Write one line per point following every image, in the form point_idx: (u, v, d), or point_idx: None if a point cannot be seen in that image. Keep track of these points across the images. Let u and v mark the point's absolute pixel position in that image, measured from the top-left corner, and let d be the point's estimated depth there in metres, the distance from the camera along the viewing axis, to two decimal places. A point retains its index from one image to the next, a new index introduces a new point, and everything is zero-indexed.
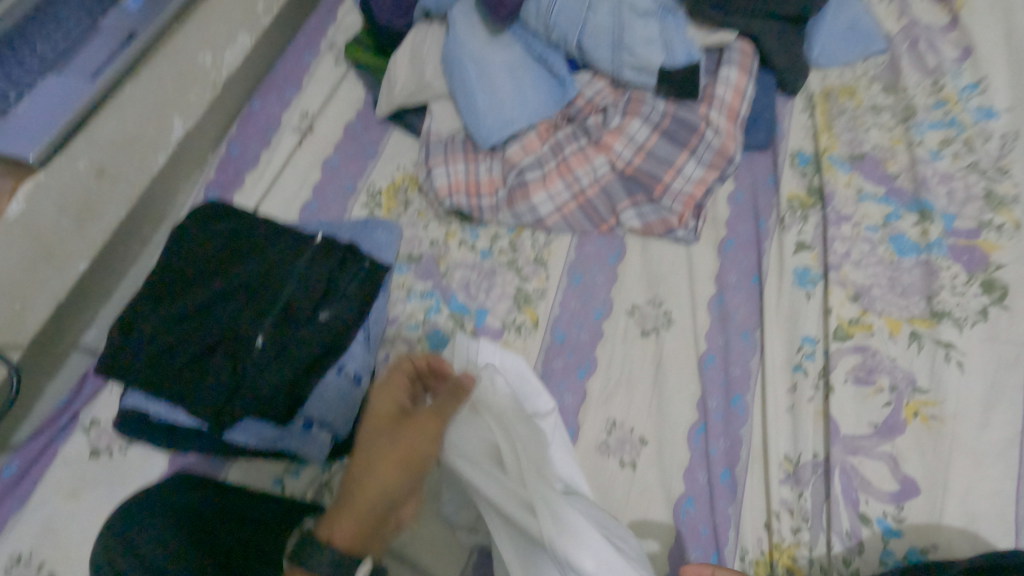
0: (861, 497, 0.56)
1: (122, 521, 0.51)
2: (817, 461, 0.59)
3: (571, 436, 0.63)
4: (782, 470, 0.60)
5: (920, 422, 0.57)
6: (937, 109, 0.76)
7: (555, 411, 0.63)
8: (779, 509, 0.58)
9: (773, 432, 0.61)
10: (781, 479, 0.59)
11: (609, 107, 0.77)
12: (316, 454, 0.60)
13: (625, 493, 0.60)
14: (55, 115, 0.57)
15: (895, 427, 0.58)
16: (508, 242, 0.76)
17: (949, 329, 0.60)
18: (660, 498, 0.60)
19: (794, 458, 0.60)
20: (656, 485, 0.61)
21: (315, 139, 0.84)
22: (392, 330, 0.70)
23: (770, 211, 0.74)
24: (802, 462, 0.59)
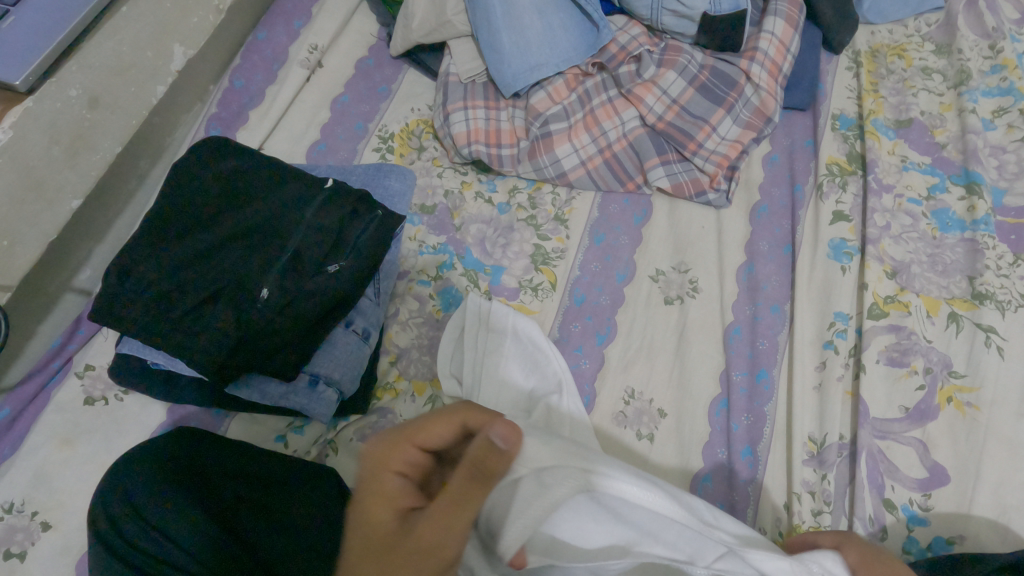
0: (887, 483, 0.53)
1: (135, 479, 0.50)
2: (842, 444, 0.56)
3: (586, 405, 0.60)
4: (805, 450, 0.56)
5: (954, 409, 0.55)
6: (992, 76, 0.71)
7: (565, 377, 0.60)
8: (800, 491, 0.55)
9: (799, 411, 0.58)
10: (804, 460, 0.56)
11: (643, 53, 0.71)
12: (323, 413, 0.58)
13: (640, 467, 0.58)
14: (45, 34, 0.52)
15: (927, 412, 0.55)
16: (527, 198, 0.72)
17: (992, 312, 0.58)
18: (677, 473, 0.57)
19: (819, 439, 0.57)
20: (674, 461, 0.58)
21: (324, 76, 0.79)
22: (403, 285, 0.68)
23: (806, 176, 0.70)
24: (827, 443, 0.56)
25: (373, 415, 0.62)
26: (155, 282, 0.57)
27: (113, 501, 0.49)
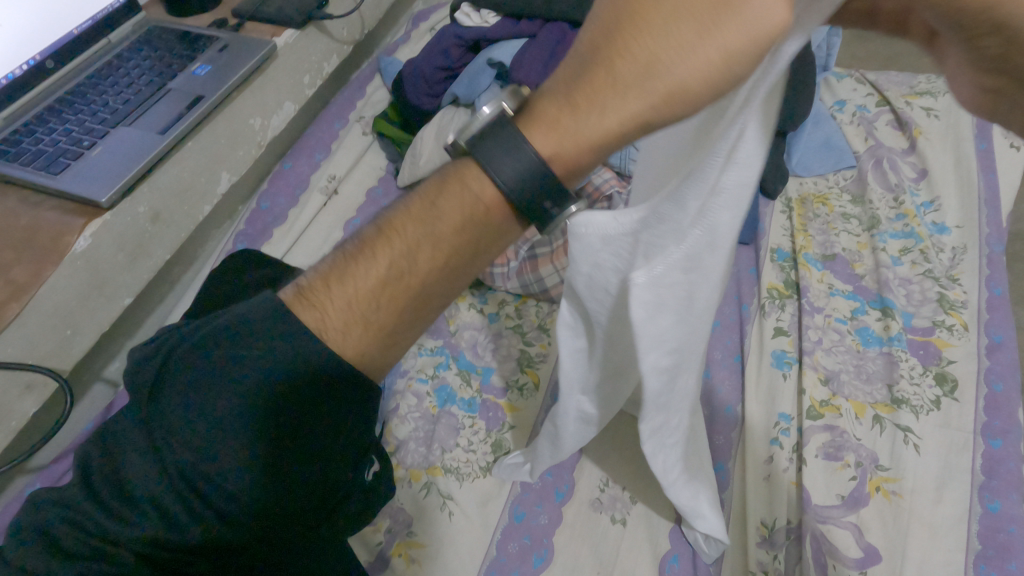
0: (830, 561, 0.61)
1: None
2: (790, 527, 0.64)
3: (567, 492, 0.69)
4: (758, 534, 0.64)
5: (882, 496, 0.64)
6: (898, 221, 0.86)
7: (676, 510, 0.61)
8: (755, 569, 0.62)
9: (753, 499, 0.66)
10: (758, 542, 0.63)
11: (613, 194, 0.84)
12: None
13: (615, 546, 0.65)
14: (125, 162, 0.63)
15: (859, 499, 0.64)
16: (513, 309, 0.83)
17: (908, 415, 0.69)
18: (648, 553, 0.65)
19: (769, 523, 0.64)
20: (644, 543, 0.66)
21: (339, 201, 0.92)
22: (404, 382, 0.76)
23: (751, 298, 0.82)
24: (777, 527, 0.64)
25: None
26: None
27: (114, 461, 0.37)
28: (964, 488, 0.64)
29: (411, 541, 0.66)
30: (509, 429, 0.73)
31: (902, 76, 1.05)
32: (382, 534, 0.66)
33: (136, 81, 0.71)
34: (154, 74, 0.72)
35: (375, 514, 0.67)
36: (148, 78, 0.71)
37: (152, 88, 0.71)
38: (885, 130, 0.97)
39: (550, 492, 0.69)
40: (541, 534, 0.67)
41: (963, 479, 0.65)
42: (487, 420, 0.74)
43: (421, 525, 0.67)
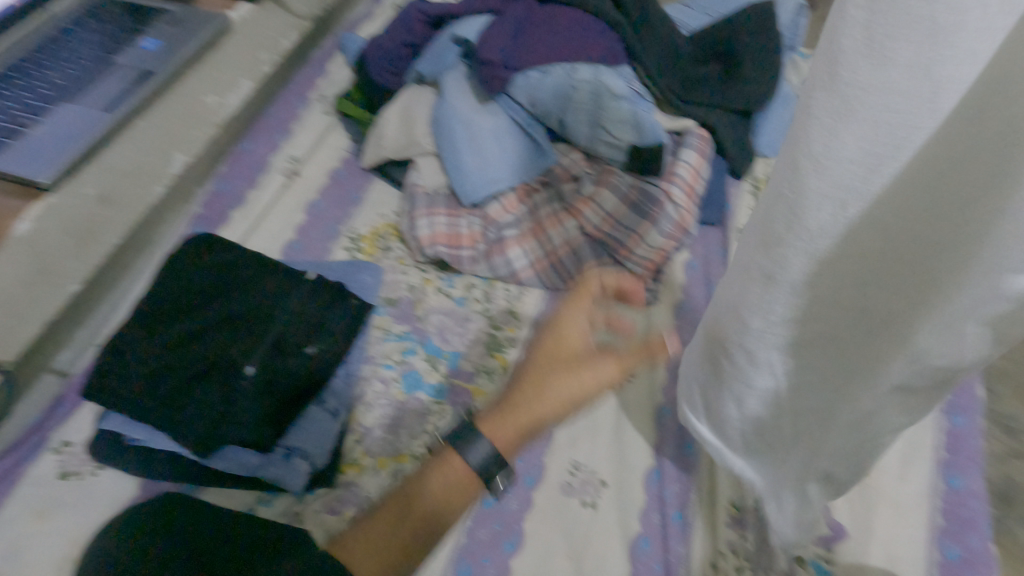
0: None
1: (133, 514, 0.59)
2: (758, 507, 0.64)
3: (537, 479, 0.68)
4: (727, 514, 0.65)
5: None
6: None
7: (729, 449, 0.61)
8: (724, 549, 0.62)
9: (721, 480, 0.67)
10: (727, 522, 0.64)
11: (583, 175, 0.83)
12: (296, 483, 0.61)
13: (585, 531, 0.65)
14: (70, 140, 0.60)
15: None
16: (482, 292, 0.81)
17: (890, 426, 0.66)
18: (618, 536, 0.64)
19: (739, 503, 0.65)
20: (615, 526, 0.65)
21: (301, 184, 0.89)
22: (369, 369, 0.74)
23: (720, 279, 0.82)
24: (745, 507, 0.65)
25: (340, 488, 0.67)
26: (146, 359, 0.62)
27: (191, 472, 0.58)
28: (926, 465, 0.65)
29: None
30: (478, 414, 0.72)
31: None
32: (350, 524, 0.65)
33: (82, 54, 0.67)
34: (99, 48, 0.69)
35: (342, 504, 0.66)
36: (93, 52, 0.68)
37: (97, 63, 0.67)
38: None
39: (520, 477, 0.68)
40: (513, 520, 0.66)
41: (925, 456, 0.66)
42: (455, 405, 0.73)
43: (390, 513, 0.66)
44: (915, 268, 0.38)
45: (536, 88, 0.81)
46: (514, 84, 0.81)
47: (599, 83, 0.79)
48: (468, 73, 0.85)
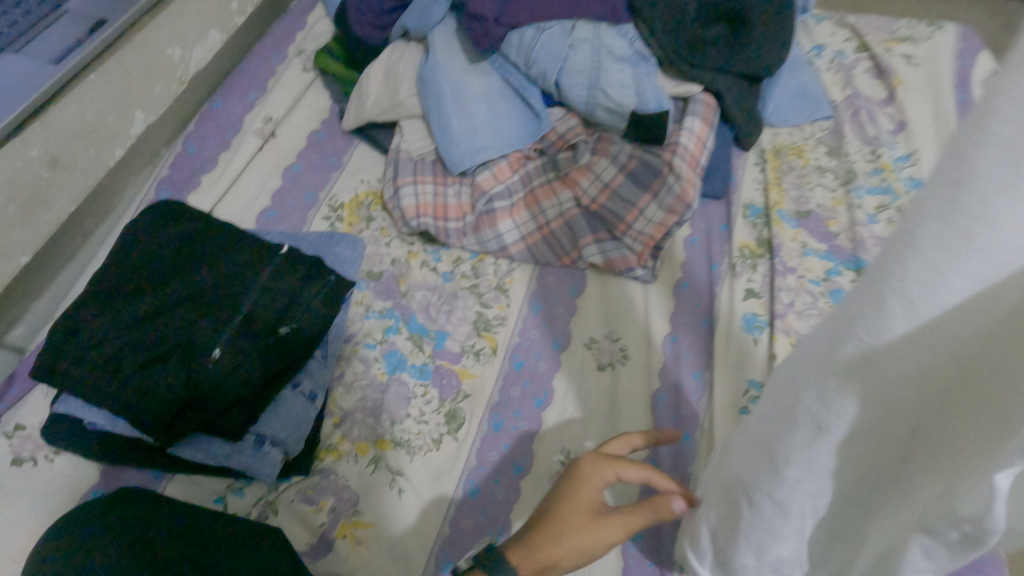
0: None
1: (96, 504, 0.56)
2: None
3: (524, 467, 0.64)
4: None
5: None
6: (875, 176, 0.81)
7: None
8: None
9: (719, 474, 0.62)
10: None
11: (579, 142, 0.77)
12: (267, 473, 0.57)
13: None
14: (11, 96, 0.53)
15: None
16: (470, 267, 0.76)
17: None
18: None
19: None
20: None
21: (276, 145, 0.83)
22: (350, 347, 0.70)
23: (722, 257, 0.77)
24: None
25: (316, 476, 0.63)
26: (104, 340, 0.56)
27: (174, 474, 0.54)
28: None
29: (357, 520, 0.61)
30: (464, 398, 0.68)
31: (883, 20, 0.99)
32: (326, 514, 0.61)
33: None
34: None
35: (318, 493, 0.62)
36: None
37: (44, 8, 0.60)
38: (863, 79, 0.92)
39: (507, 465, 0.65)
40: (498, 510, 0.63)
41: None
42: (440, 388, 0.69)
43: (368, 502, 0.62)
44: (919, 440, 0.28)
45: (530, 45, 0.74)
46: (507, 42, 0.75)
47: (598, 43, 0.74)
48: (456, 28, 0.78)
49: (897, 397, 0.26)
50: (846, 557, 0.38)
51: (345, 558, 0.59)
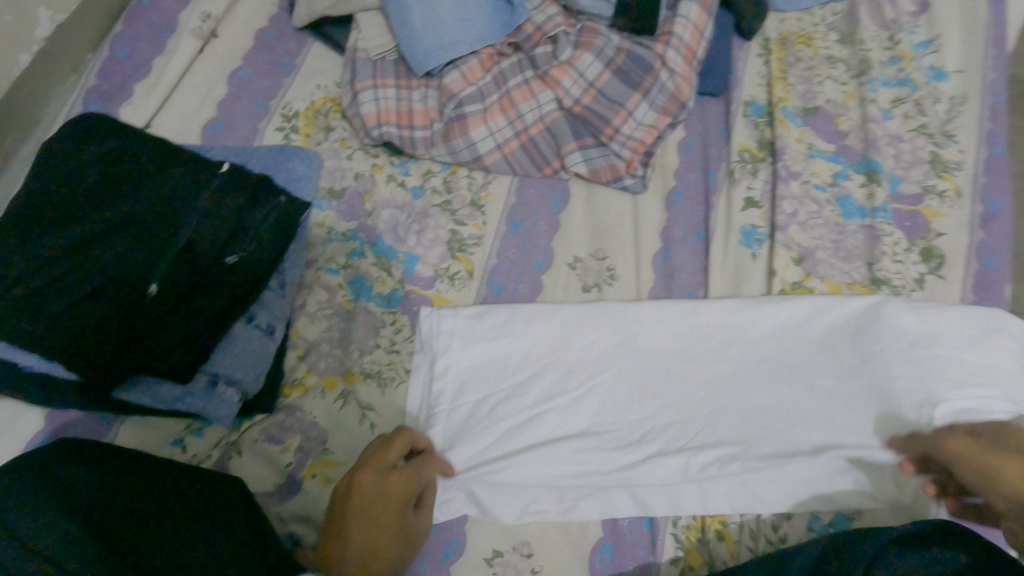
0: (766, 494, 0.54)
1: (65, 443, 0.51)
2: (767, 449, 0.55)
3: (495, 402, 0.58)
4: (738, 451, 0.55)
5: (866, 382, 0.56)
6: (891, 66, 0.73)
7: (476, 392, 0.59)
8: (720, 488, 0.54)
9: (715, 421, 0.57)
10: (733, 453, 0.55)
11: (559, 35, 0.67)
12: (224, 415, 0.53)
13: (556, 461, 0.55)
14: None
15: (830, 400, 0.56)
16: (441, 182, 0.69)
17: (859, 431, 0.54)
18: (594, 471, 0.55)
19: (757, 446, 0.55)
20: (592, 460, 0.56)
21: (219, 48, 0.73)
22: (311, 274, 0.64)
23: (719, 162, 0.70)
24: (761, 453, 0.55)
25: (281, 414, 0.59)
26: (17, 281, 0.49)
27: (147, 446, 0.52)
28: (956, 367, 0.55)
29: (326, 459, 0.57)
30: (429, 313, 0.62)
31: None
32: (293, 454, 0.57)
33: None
34: None
35: (283, 432, 0.58)
36: None
37: None
38: None
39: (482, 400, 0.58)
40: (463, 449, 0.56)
41: (956, 357, 0.55)
42: (410, 315, 0.64)
43: (338, 439, 0.58)
44: (649, 361, 0.60)
45: None
46: None
47: None
48: None
49: (637, 322, 0.61)
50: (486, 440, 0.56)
51: (314, 498, 0.56)
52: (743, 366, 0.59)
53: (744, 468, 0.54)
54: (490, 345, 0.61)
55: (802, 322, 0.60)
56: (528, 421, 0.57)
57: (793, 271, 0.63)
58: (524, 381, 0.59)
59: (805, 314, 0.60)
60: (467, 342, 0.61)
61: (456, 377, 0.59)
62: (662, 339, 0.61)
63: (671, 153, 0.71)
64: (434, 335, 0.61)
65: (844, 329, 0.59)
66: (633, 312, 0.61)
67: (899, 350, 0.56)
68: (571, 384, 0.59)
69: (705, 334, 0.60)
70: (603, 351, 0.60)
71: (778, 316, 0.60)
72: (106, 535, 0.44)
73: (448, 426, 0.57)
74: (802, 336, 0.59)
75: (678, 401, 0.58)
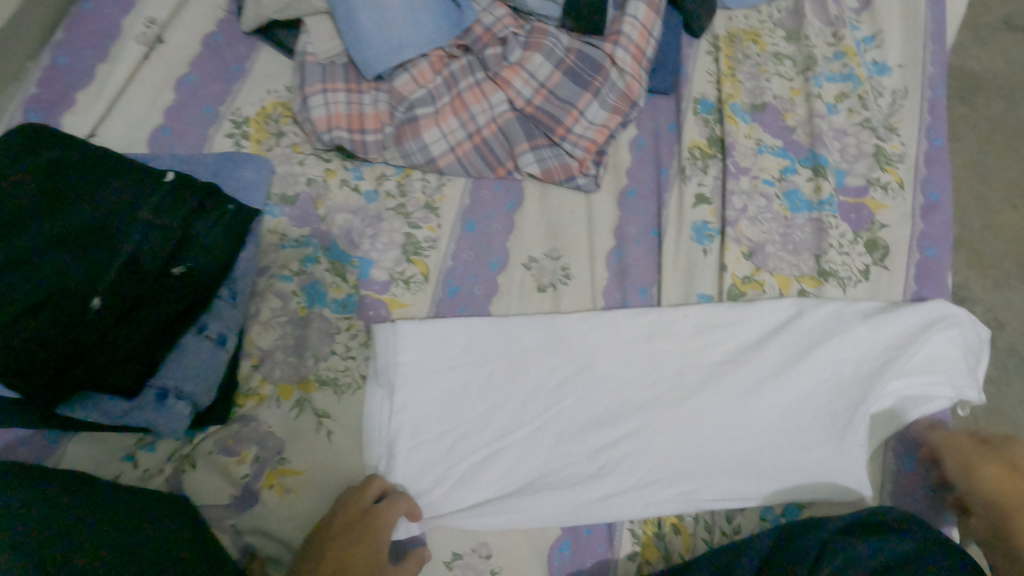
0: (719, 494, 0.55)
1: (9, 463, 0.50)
2: (720, 449, 0.56)
3: (458, 413, 0.59)
4: (691, 452, 0.56)
5: (817, 377, 0.58)
6: (835, 62, 0.75)
7: (438, 404, 0.60)
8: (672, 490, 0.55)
9: (666, 422, 0.57)
10: (685, 454, 0.56)
11: (508, 36, 0.68)
12: (174, 428, 0.53)
13: (516, 470, 0.57)
14: None
15: (776, 397, 0.57)
16: (395, 185, 0.69)
17: (806, 429, 0.56)
18: (551, 478, 0.57)
19: (709, 446, 0.56)
20: (550, 467, 0.57)
21: (165, 54, 0.72)
22: (264, 282, 0.64)
23: (670, 159, 0.70)
24: (712, 454, 0.56)
25: (236, 424, 0.58)
26: None
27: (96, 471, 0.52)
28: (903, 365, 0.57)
29: (284, 468, 0.57)
30: (389, 325, 0.62)
31: None
32: (250, 465, 0.57)
33: None
34: None
35: (239, 442, 0.57)
36: None
37: None
38: None
39: (443, 412, 0.59)
40: (428, 463, 0.58)
41: (906, 354, 0.57)
42: (366, 320, 0.63)
43: (295, 448, 0.58)
44: (602, 365, 0.60)
45: None
46: None
47: None
48: None
49: (591, 329, 0.61)
50: (450, 454, 0.58)
51: (272, 508, 0.56)
52: (693, 366, 0.59)
53: (695, 468, 0.56)
54: (451, 358, 0.61)
55: (750, 323, 0.61)
56: (489, 432, 0.58)
57: (744, 266, 0.64)
58: (482, 391, 0.60)
59: (753, 315, 0.61)
60: (425, 351, 0.61)
61: (417, 391, 0.60)
62: (613, 343, 0.61)
63: (623, 151, 0.71)
64: (394, 348, 0.61)
65: (795, 331, 0.59)
66: (588, 319, 0.62)
67: (846, 349, 0.58)
68: (528, 392, 0.60)
69: (657, 337, 0.61)
70: (558, 358, 0.61)
71: (726, 318, 0.61)
72: (69, 524, 0.44)
73: (411, 440, 0.58)
74: (750, 336, 0.60)
75: (629, 404, 0.59)
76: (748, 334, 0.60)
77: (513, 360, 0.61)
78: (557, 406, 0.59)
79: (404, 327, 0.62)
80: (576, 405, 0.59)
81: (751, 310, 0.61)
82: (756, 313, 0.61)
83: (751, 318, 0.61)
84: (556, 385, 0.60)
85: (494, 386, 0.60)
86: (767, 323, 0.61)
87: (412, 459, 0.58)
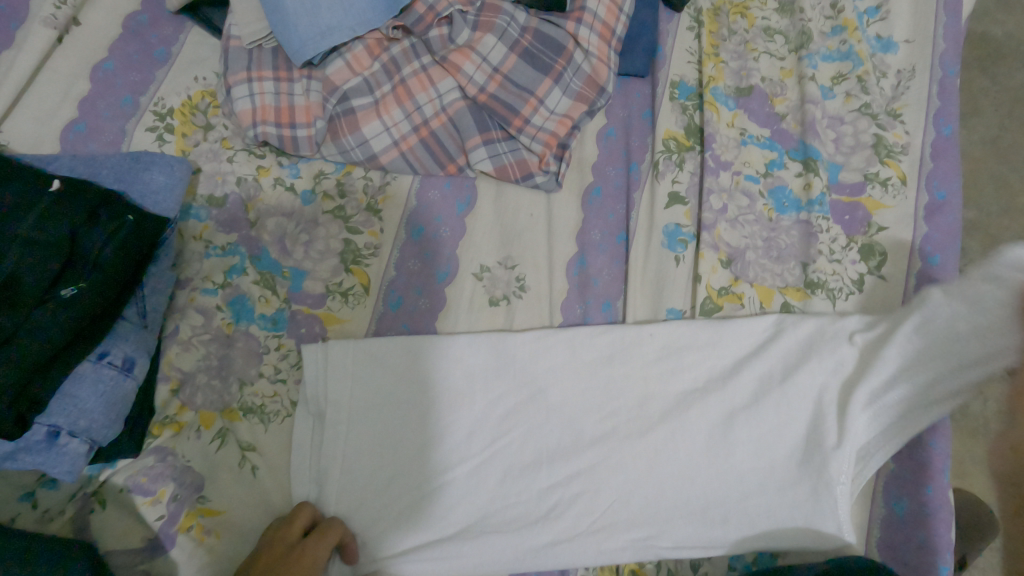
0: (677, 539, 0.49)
1: None
2: (682, 490, 0.50)
3: (396, 447, 0.53)
4: (649, 492, 0.50)
5: (795, 410, 0.51)
6: (834, 37, 0.66)
7: (373, 437, 0.53)
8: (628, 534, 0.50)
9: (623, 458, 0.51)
10: (643, 495, 0.50)
11: (453, 14, 0.59)
12: (66, 471, 0.47)
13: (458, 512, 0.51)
14: None
15: (749, 429, 0.51)
16: (334, 184, 0.62)
17: (780, 469, 0.50)
18: (495, 521, 0.51)
19: (669, 488, 0.50)
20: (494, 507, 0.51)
21: (81, 39, 0.65)
22: (184, 296, 0.57)
23: (642, 153, 0.63)
24: (671, 495, 0.50)
25: (149, 458, 0.52)
26: None
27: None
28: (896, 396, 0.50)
29: (203, 508, 0.51)
30: (324, 345, 0.55)
31: None
32: (166, 505, 0.51)
33: None
34: None
35: (154, 481, 0.51)
36: None
37: None
38: None
39: (379, 447, 0.53)
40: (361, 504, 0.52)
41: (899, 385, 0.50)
42: (297, 339, 0.57)
43: (215, 485, 0.52)
44: (554, 392, 0.54)
45: None
46: None
47: None
48: None
49: (542, 350, 0.55)
50: (385, 493, 0.52)
51: (188, 554, 0.50)
52: (657, 394, 0.53)
53: (653, 511, 0.50)
54: (389, 383, 0.54)
55: (722, 343, 0.54)
56: (429, 469, 0.52)
57: (720, 277, 0.57)
58: (421, 421, 0.53)
59: (726, 335, 0.54)
60: (355, 375, 0.54)
61: (349, 422, 0.53)
62: (569, 367, 0.54)
63: (590, 142, 0.64)
64: (324, 374, 0.54)
65: (774, 354, 0.52)
66: (541, 338, 0.55)
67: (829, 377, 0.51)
68: (472, 422, 0.53)
69: (618, 360, 0.54)
70: (506, 383, 0.54)
71: (695, 338, 0.54)
72: None
73: (342, 479, 0.52)
74: (722, 358, 0.53)
75: (583, 436, 0.52)
76: (720, 356, 0.54)
77: (456, 386, 0.54)
78: (503, 438, 0.53)
79: (334, 348, 0.54)
80: (523, 437, 0.53)
81: (723, 329, 0.54)
82: (730, 333, 0.54)
83: (723, 338, 0.54)
84: (502, 415, 0.53)
85: (435, 417, 0.53)
86: (741, 344, 0.54)
87: (343, 498, 0.52)
